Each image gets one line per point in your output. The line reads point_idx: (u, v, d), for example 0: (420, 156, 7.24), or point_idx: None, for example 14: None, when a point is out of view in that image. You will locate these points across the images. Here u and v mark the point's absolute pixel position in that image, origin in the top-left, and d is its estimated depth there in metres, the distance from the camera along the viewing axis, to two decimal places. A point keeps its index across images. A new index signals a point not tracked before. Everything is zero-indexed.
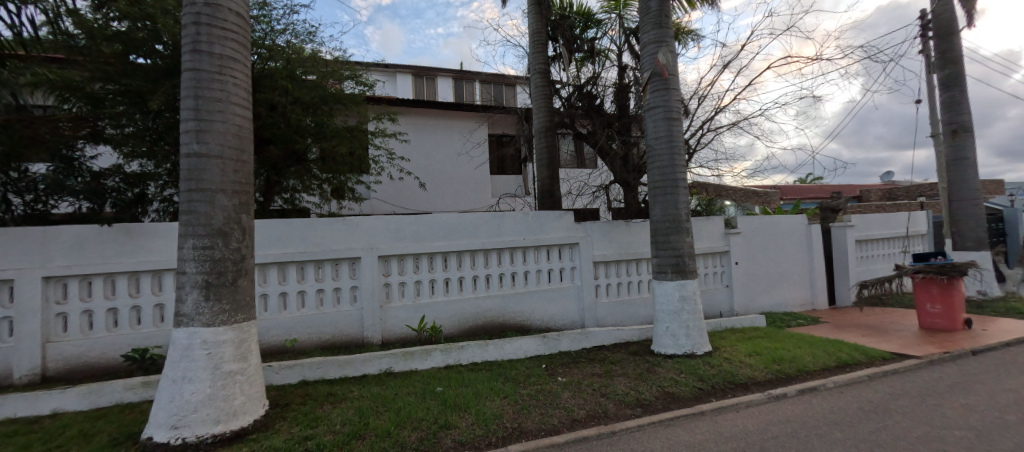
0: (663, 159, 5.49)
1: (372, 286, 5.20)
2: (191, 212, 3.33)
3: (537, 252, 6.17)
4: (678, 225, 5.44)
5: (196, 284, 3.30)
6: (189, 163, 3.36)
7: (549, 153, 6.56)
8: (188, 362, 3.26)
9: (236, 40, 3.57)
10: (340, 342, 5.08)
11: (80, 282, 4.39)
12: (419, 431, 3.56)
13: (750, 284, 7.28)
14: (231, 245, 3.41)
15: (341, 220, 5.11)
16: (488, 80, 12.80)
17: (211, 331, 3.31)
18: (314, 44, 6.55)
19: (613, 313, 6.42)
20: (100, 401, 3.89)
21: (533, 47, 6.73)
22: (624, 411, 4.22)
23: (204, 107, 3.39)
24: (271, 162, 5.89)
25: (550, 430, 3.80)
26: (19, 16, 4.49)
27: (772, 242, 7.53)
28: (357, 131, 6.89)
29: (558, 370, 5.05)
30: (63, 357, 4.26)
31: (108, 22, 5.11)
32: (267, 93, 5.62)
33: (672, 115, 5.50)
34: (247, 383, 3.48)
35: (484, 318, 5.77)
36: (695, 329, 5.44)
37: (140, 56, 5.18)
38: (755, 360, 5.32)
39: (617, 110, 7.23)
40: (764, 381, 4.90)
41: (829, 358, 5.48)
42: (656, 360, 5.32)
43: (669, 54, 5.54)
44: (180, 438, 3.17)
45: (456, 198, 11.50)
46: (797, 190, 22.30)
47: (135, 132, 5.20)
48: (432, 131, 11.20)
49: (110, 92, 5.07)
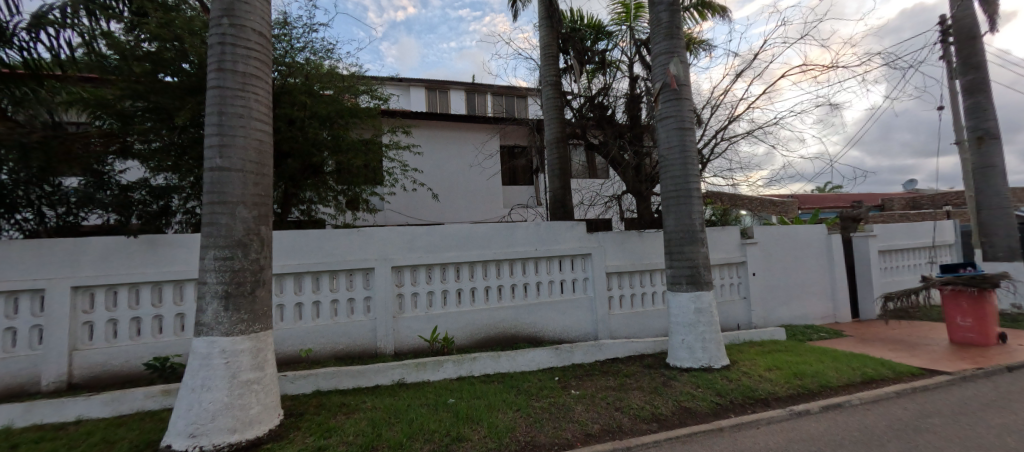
0: (677, 169, 5.46)
1: (385, 296, 5.25)
2: (213, 223, 3.44)
3: (549, 262, 6.13)
4: (693, 234, 5.39)
5: (216, 293, 3.39)
6: (213, 177, 3.48)
7: (561, 164, 6.53)
8: (207, 371, 3.34)
9: (258, 58, 3.73)
10: (353, 352, 5.13)
11: (106, 291, 4.56)
12: (431, 443, 3.55)
13: (769, 296, 7.09)
14: (251, 256, 3.51)
15: (355, 231, 5.20)
16: (500, 93, 13.00)
17: (230, 341, 3.40)
18: (332, 60, 6.72)
19: (627, 325, 6.30)
20: (122, 408, 4.01)
21: (544, 60, 6.77)
22: (639, 425, 4.14)
23: (227, 122, 3.52)
24: (289, 175, 6.01)
25: (563, 443, 3.75)
26: (58, 39, 4.79)
27: (791, 253, 7.33)
28: (371, 143, 7.02)
29: (571, 383, 4.99)
30: (88, 365, 4.40)
31: (138, 43, 5.37)
32: (287, 108, 5.73)
33: (684, 124, 5.49)
34: (263, 392, 3.54)
35: (496, 329, 5.73)
36: (711, 342, 5.32)
37: (169, 75, 5.40)
38: (775, 374, 5.18)
39: (628, 120, 7.15)
40: (785, 397, 4.76)
41: (854, 373, 5.29)
42: (672, 374, 5.22)
43: (680, 64, 5.55)
44: (199, 446, 3.23)
45: (469, 209, 11.57)
46: (815, 200, 21.76)
47: (161, 147, 5.41)
48: (445, 143, 11.36)
49: (139, 109, 5.33)
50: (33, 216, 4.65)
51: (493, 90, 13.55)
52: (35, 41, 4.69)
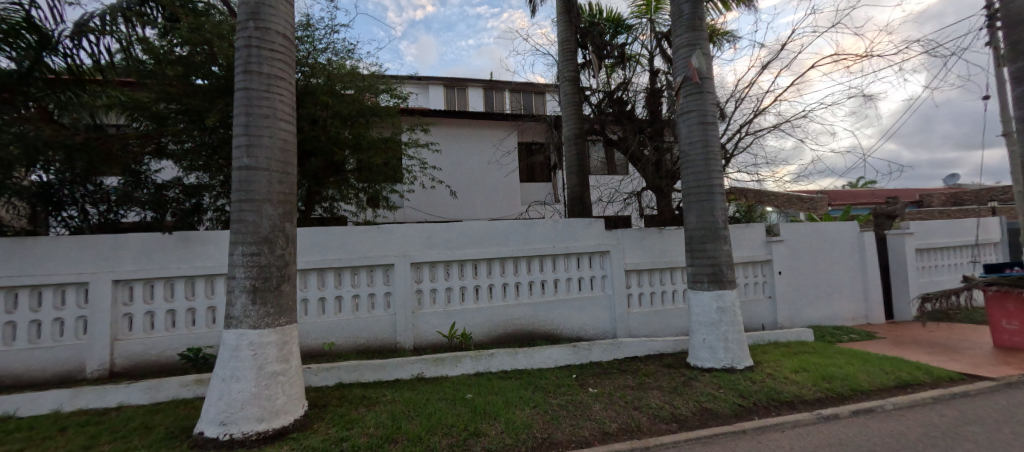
0: (699, 165, 5.34)
1: (404, 292, 5.34)
2: (241, 220, 3.58)
3: (566, 260, 6.10)
4: (716, 232, 5.26)
5: (245, 288, 3.54)
6: (239, 176, 3.61)
7: (580, 161, 6.47)
8: (236, 362, 3.48)
9: (282, 60, 3.84)
10: (374, 346, 5.25)
11: (144, 285, 4.80)
12: (449, 438, 3.61)
13: (796, 295, 6.85)
14: (276, 252, 3.63)
15: (375, 228, 5.30)
16: (517, 90, 12.96)
17: (257, 333, 3.53)
18: (352, 61, 6.84)
19: (646, 323, 6.20)
20: (159, 396, 4.23)
21: (562, 55, 6.70)
22: (659, 425, 4.09)
23: (254, 122, 3.65)
24: (312, 173, 6.16)
25: (581, 441, 3.74)
26: (98, 45, 5.09)
27: (821, 250, 7.06)
28: (391, 142, 7.12)
29: (589, 381, 4.97)
30: (128, 354, 4.66)
31: (172, 47, 5.59)
32: (309, 109, 5.86)
33: (707, 119, 5.35)
34: (288, 384, 3.67)
35: (514, 326, 5.75)
36: (734, 342, 5.19)
37: (200, 78, 5.61)
38: (802, 376, 5.01)
39: (649, 116, 7.00)
40: (812, 400, 4.60)
41: (887, 378, 5.06)
42: (693, 374, 5.12)
43: (703, 57, 5.40)
44: (229, 434, 3.38)
45: (487, 206, 11.62)
46: (846, 196, 20.88)
47: (193, 147, 5.59)
48: (463, 141, 11.42)
49: (172, 111, 5.51)
50: (77, 214, 4.95)
51: (510, 87, 13.50)
52: (78, 47, 4.98)
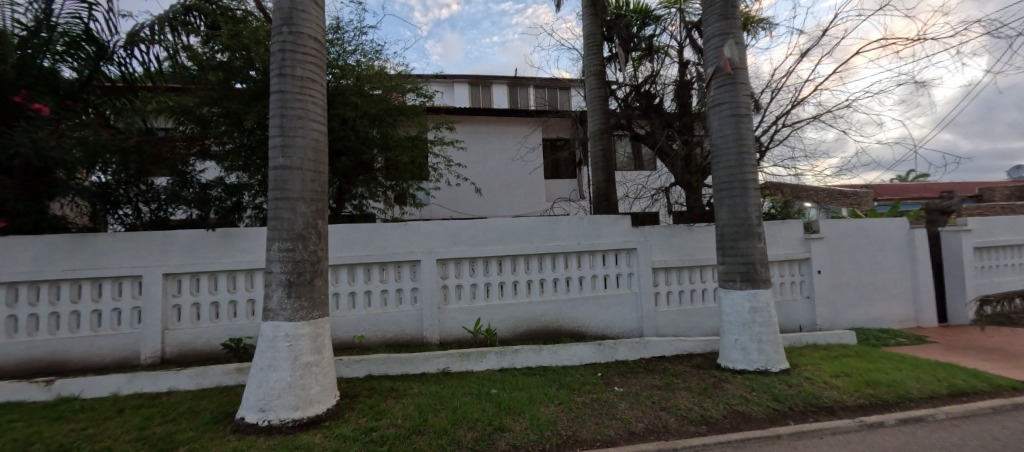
0: (731, 159, 5.14)
1: (430, 288, 5.44)
2: (277, 218, 3.75)
3: (592, 257, 6.03)
4: (748, 229, 5.05)
5: (281, 282, 3.71)
6: (276, 175, 3.79)
7: (606, 156, 6.36)
8: (273, 352, 3.66)
9: (314, 63, 3.97)
10: (402, 340, 5.38)
11: (190, 278, 5.12)
12: (474, 432, 3.66)
13: (837, 296, 6.48)
14: (309, 248, 3.78)
15: (402, 225, 5.42)
16: (541, 85, 12.87)
17: (292, 325, 3.70)
18: (380, 61, 6.99)
19: (674, 322, 6.03)
20: (204, 382, 4.51)
21: (587, 49, 6.59)
22: (687, 427, 3.99)
23: (289, 123, 3.81)
24: (342, 172, 6.36)
25: (606, 440, 3.71)
26: (148, 54, 5.44)
27: (866, 248, 6.65)
28: (417, 140, 7.26)
29: (614, 380, 4.90)
30: (177, 343, 4.99)
31: (213, 54, 5.88)
32: (339, 109, 6.05)
33: (740, 111, 5.14)
34: (321, 374, 3.83)
35: (538, 322, 5.75)
36: (769, 344, 4.98)
37: (239, 82, 5.90)
38: (843, 381, 4.75)
39: (678, 109, 6.82)
40: (854, 406, 4.35)
41: (940, 385, 4.73)
42: (724, 375, 4.95)
43: (736, 46, 5.18)
44: (267, 420, 3.57)
45: (511, 203, 11.64)
46: (895, 190, 19.59)
47: (233, 148, 5.90)
48: (488, 138, 11.47)
49: (215, 114, 5.89)
50: (132, 212, 5.28)
51: (534, 83, 13.42)
52: (131, 56, 5.34)
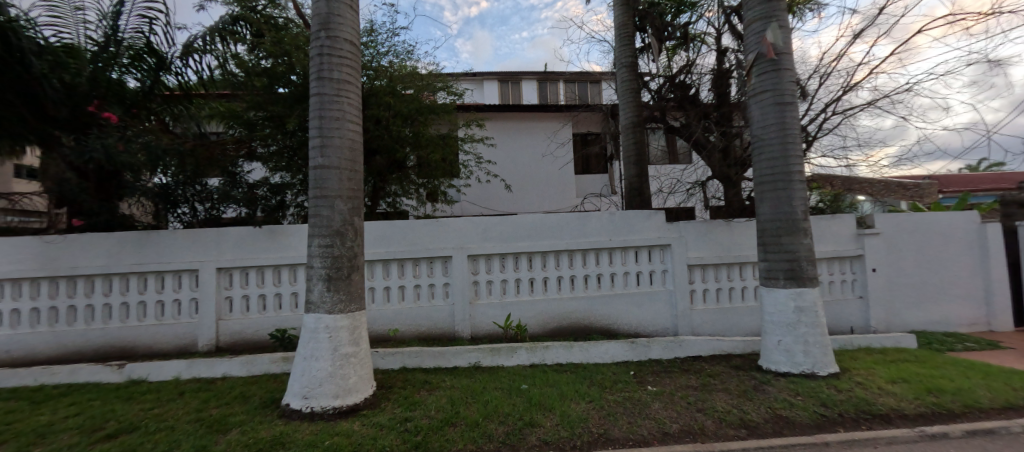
0: (774, 150, 4.85)
1: (462, 283, 5.52)
2: (317, 215, 3.93)
3: (624, 253, 5.90)
4: (793, 224, 4.76)
5: (321, 276, 3.89)
6: (315, 174, 3.96)
7: (638, 151, 6.20)
8: (315, 343, 3.85)
9: (349, 65, 4.11)
10: (434, 334, 5.50)
11: (241, 272, 5.46)
12: (505, 426, 3.70)
13: (895, 296, 5.99)
14: (347, 244, 3.94)
15: (434, 222, 5.53)
16: (570, 78, 12.68)
17: (332, 318, 3.88)
18: (412, 61, 7.13)
19: (712, 321, 5.80)
20: (254, 369, 4.82)
21: (619, 41, 6.42)
22: (725, 430, 3.83)
23: (326, 124, 3.97)
24: (377, 170, 6.56)
25: (639, 440, 3.63)
26: (201, 63, 5.82)
27: (931, 244, 6.11)
28: (448, 138, 7.38)
29: (648, 379, 4.79)
30: (230, 332, 5.35)
31: (258, 60, 6.23)
32: (374, 109, 6.23)
33: (784, 99, 4.84)
34: (359, 365, 3.99)
35: (570, 319, 5.70)
36: (815, 346, 4.69)
37: (281, 86, 6.19)
38: (902, 388, 4.40)
39: (715, 99, 6.51)
40: (914, 415, 4.02)
41: (1016, 394, 4.28)
42: (766, 378, 4.72)
43: (779, 30, 4.87)
44: (310, 406, 3.77)
45: (541, 199, 11.56)
46: (964, 179, 17.92)
47: (277, 150, 6.25)
48: (518, 134, 11.45)
49: (260, 118, 6.26)
50: (189, 211, 5.66)
51: (564, 77, 13.23)
52: (186, 66, 5.75)
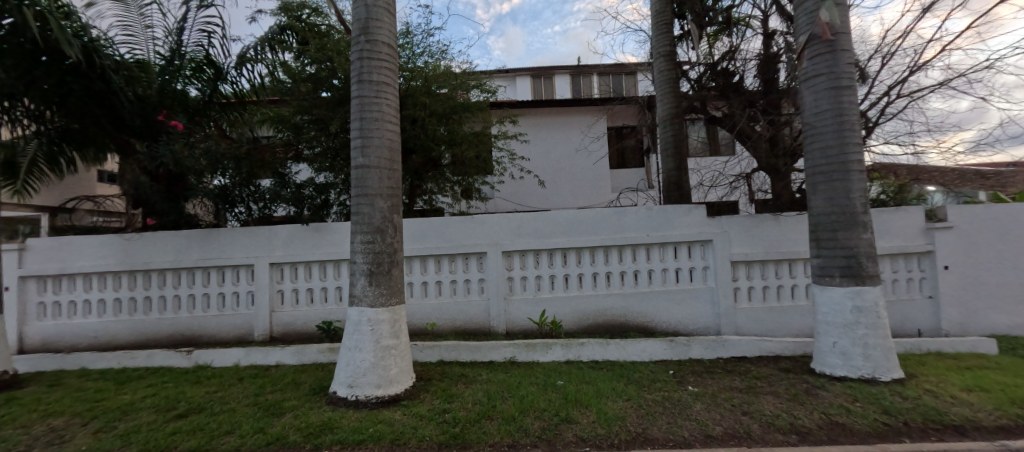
0: (829, 138, 4.51)
1: (496, 279, 5.57)
2: (359, 213, 4.10)
3: (662, 249, 5.72)
4: (851, 218, 4.42)
5: (363, 271, 4.06)
6: (357, 174, 4.13)
7: (677, 143, 5.97)
8: (358, 335, 4.03)
9: (388, 67, 4.24)
10: (470, 329, 5.60)
11: (291, 267, 5.81)
12: (541, 421, 3.72)
13: (971, 296, 5.43)
14: (387, 240, 4.09)
15: (470, 218, 5.62)
16: (603, 71, 12.41)
17: (374, 311, 4.04)
18: (447, 61, 7.25)
19: (757, 321, 5.51)
20: (304, 358, 5.13)
21: (655, 30, 6.18)
22: (773, 435, 3.62)
23: (367, 125, 4.13)
24: (414, 169, 6.73)
25: (679, 441, 3.51)
26: (253, 71, 6.21)
27: (1017, 239, 5.46)
28: (481, 136, 7.46)
29: (688, 379, 4.64)
30: (284, 323, 5.72)
31: (304, 67, 6.57)
32: (411, 109, 6.39)
33: (841, 83, 4.48)
34: (400, 357, 4.14)
35: (605, 316, 5.62)
36: (876, 349, 4.35)
37: (325, 90, 6.50)
38: (979, 397, 3.99)
39: (762, 86, 6.15)
40: (995, 427, 3.63)
41: None
42: (819, 382, 4.43)
43: (834, 8, 4.50)
44: (355, 395, 3.96)
45: (575, 195, 11.42)
46: None
47: (321, 151, 6.55)
48: (552, 129, 11.36)
49: (306, 121, 6.56)
50: (245, 210, 6.07)
51: (597, 71, 12.97)
52: (240, 75, 6.14)
